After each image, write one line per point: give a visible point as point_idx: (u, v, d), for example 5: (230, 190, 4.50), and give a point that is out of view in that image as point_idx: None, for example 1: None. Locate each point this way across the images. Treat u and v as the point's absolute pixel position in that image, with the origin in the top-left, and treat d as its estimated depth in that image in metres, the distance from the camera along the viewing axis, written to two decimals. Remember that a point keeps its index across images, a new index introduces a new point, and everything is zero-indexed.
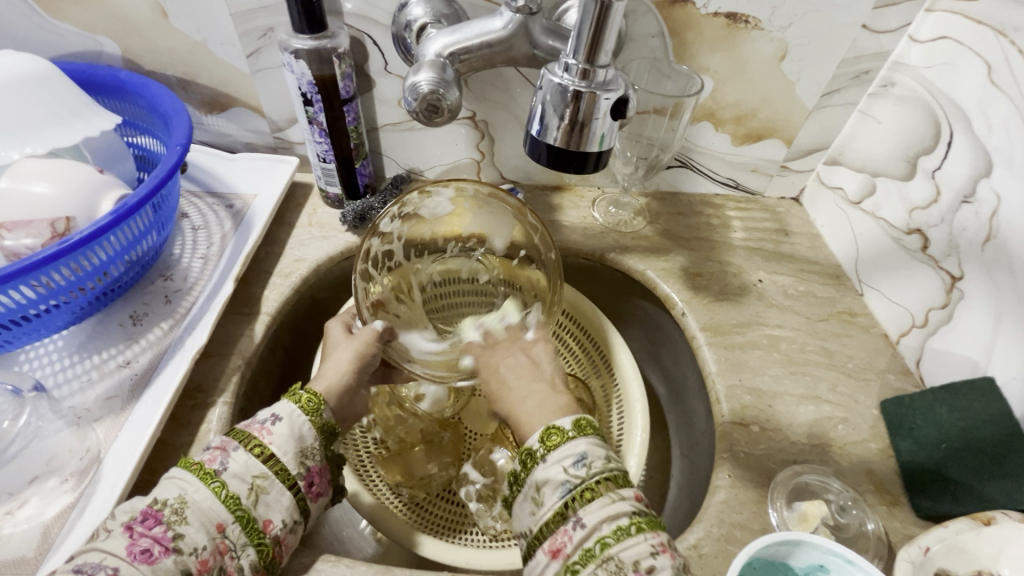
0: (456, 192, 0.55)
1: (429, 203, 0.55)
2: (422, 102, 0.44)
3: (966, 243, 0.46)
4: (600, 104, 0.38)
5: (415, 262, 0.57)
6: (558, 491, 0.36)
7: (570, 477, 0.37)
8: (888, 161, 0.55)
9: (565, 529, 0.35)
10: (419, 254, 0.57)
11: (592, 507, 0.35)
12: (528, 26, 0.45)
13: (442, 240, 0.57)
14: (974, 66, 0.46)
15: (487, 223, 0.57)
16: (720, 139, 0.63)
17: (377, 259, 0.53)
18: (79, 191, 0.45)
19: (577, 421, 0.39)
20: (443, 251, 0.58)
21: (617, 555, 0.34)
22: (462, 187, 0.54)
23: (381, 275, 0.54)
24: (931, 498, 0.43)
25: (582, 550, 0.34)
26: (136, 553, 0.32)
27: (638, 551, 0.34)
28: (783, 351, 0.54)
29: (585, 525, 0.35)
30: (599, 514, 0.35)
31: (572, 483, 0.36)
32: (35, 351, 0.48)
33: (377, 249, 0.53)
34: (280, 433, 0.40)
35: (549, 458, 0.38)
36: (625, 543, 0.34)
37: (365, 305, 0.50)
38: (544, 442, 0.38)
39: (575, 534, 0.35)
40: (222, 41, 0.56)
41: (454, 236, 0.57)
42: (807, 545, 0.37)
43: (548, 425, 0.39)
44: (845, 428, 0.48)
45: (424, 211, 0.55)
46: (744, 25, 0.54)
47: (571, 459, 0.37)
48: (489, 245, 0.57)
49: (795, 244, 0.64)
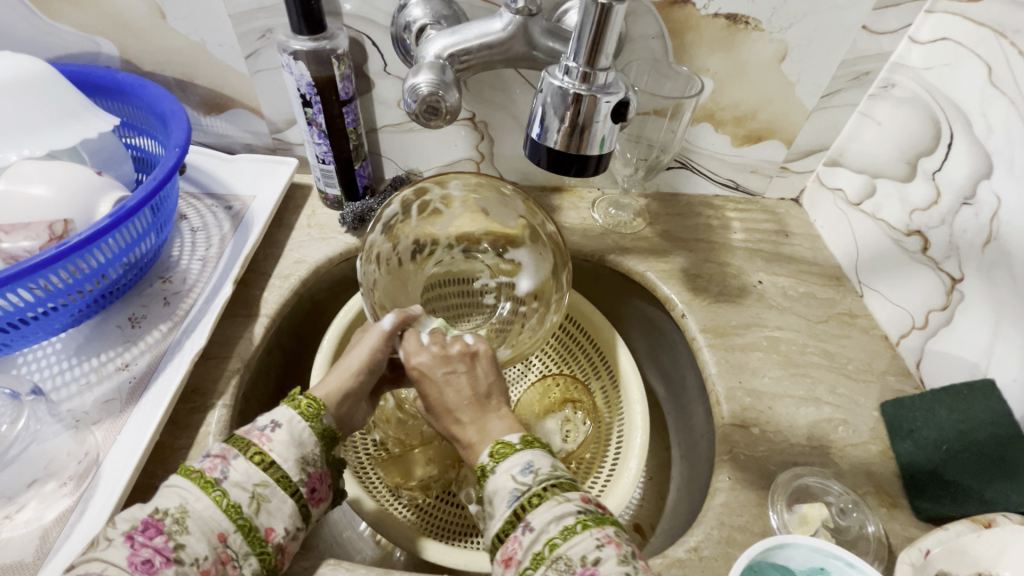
0: (526, 216, 0.56)
1: (500, 208, 0.57)
2: (422, 103, 0.44)
3: (966, 244, 0.46)
4: (601, 107, 0.37)
5: (448, 243, 0.58)
6: (507, 499, 0.36)
7: (519, 484, 0.37)
8: (888, 162, 0.55)
9: (515, 535, 0.35)
10: (455, 241, 0.59)
11: (540, 510, 0.35)
12: (528, 27, 0.45)
13: (482, 243, 0.58)
14: (974, 68, 0.46)
15: (531, 263, 0.57)
16: (719, 139, 0.63)
17: (423, 208, 0.56)
18: (77, 193, 0.45)
19: (523, 436, 0.40)
20: (474, 262, 0.59)
21: (565, 554, 0.33)
22: (533, 216, 0.55)
23: (418, 225, 0.56)
24: (931, 499, 0.43)
25: (532, 554, 0.34)
26: (137, 563, 0.32)
27: (585, 547, 0.33)
28: (783, 352, 0.54)
29: (534, 528, 0.34)
30: (547, 516, 0.35)
31: (520, 489, 0.37)
32: (33, 353, 0.48)
33: (429, 198, 0.55)
34: (280, 439, 0.39)
35: (497, 468, 0.38)
36: (572, 541, 0.33)
37: (382, 235, 0.53)
38: (492, 456, 0.39)
39: (524, 538, 0.34)
40: (221, 42, 0.56)
41: (497, 255, 0.59)
42: (807, 548, 0.37)
43: (497, 441, 0.40)
44: (846, 430, 0.48)
45: (485, 202, 0.57)
46: (744, 26, 0.54)
47: (517, 467, 0.38)
48: (518, 282, 0.58)
49: (794, 245, 0.64)
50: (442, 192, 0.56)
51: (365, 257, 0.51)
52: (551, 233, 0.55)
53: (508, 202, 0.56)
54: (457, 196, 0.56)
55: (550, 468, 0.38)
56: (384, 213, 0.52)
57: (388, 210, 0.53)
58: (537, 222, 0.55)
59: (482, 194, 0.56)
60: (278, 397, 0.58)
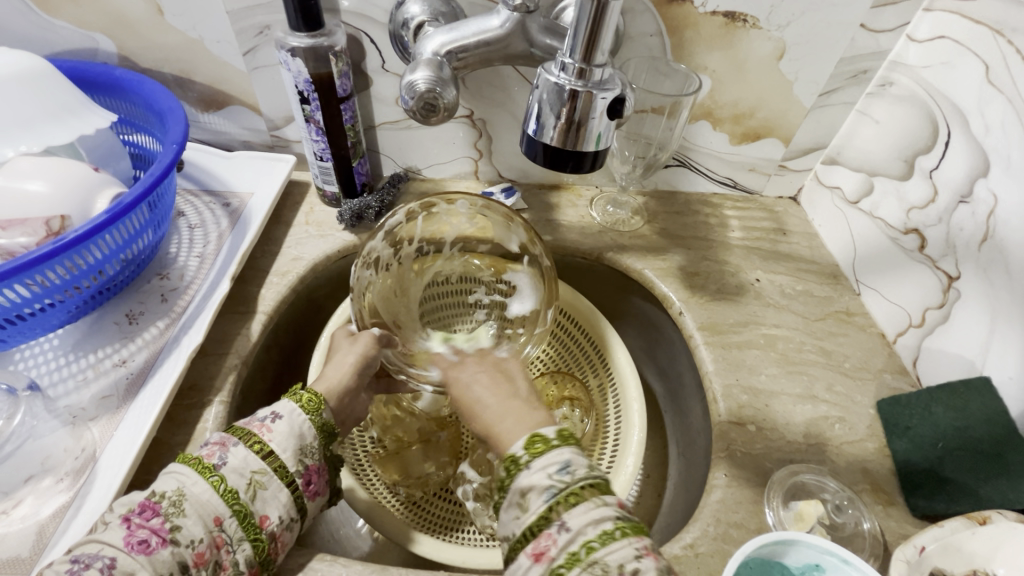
0: (525, 244, 0.55)
1: (502, 230, 0.56)
2: (420, 100, 0.44)
3: (963, 243, 0.46)
4: (597, 103, 0.37)
5: (449, 254, 0.58)
6: (543, 496, 0.35)
7: (556, 481, 0.35)
8: (886, 161, 0.55)
9: (549, 532, 0.34)
10: (456, 252, 0.58)
11: (577, 511, 0.34)
12: (525, 24, 0.45)
13: (482, 262, 0.58)
14: (972, 66, 0.46)
15: (527, 288, 0.56)
16: (718, 138, 0.63)
17: (429, 217, 0.55)
18: (74, 188, 0.45)
19: (560, 430, 0.38)
20: (473, 277, 0.59)
21: (602, 559, 0.32)
22: (532, 246, 0.55)
23: (422, 234, 0.56)
24: (927, 497, 0.43)
25: (567, 554, 0.33)
26: (133, 543, 0.32)
27: (623, 555, 0.32)
28: (780, 350, 0.54)
29: (570, 528, 0.33)
30: (584, 518, 0.33)
31: (557, 487, 0.35)
32: (30, 350, 0.48)
33: (434, 209, 0.55)
34: (279, 430, 0.40)
35: (533, 464, 0.36)
36: (611, 546, 0.33)
37: (384, 242, 0.53)
38: (528, 449, 0.37)
39: (559, 538, 0.33)
40: (218, 38, 0.56)
41: (495, 272, 0.58)
42: (802, 544, 0.37)
43: (532, 433, 0.38)
44: (842, 428, 0.48)
45: (492, 224, 0.56)
46: (743, 24, 0.54)
47: (555, 465, 0.36)
48: (512, 303, 0.57)
49: (792, 244, 0.64)
50: (448, 206, 0.56)
51: (362, 262, 0.52)
52: (546, 266, 0.55)
53: (510, 226, 0.56)
54: (465, 215, 0.56)
55: (588, 467, 0.36)
56: (388, 222, 0.53)
57: (393, 219, 0.53)
58: (534, 252, 0.55)
59: (486, 213, 0.56)
60: (275, 394, 0.58)
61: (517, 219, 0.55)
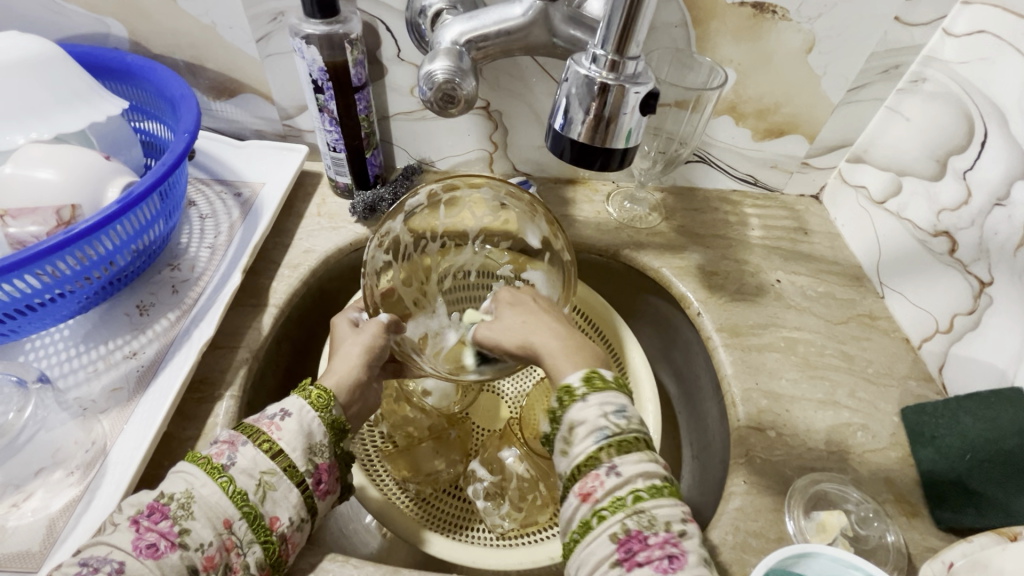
0: (547, 237, 0.53)
1: (524, 222, 0.54)
2: (438, 91, 0.43)
3: (997, 247, 0.45)
4: (628, 97, 0.36)
5: (472, 249, 0.56)
6: (593, 436, 0.35)
7: (610, 424, 0.35)
8: (915, 160, 0.53)
9: (597, 474, 0.34)
10: (478, 246, 0.56)
11: (629, 458, 0.34)
12: (548, 13, 0.43)
13: (502, 258, 0.56)
14: (1013, 61, 0.44)
15: (545, 287, 0.54)
16: (740, 133, 0.62)
17: (451, 205, 0.53)
18: (85, 177, 0.44)
19: (617, 376, 0.39)
20: (491, 271, 0.57)
21: (649, 511, 0.33)
22: (554, 240, 0.52)
23: (444, 225, 0.54)
24: (954, 509, 0.42)
25: (613, 497, 0.33)
26: (142, 547, 0.32)
27: (670, 514, 0.33)
28: (802, 354, 0.52)
29: (620, 473, 0.34)
30: (635, 468, 0.34)
31: (610, 430, 0.35)
32: (40, 340, 0.48)
33: (457, 194, 0.53)
34: (289, 428, 0.39)
35: (590, 399, 0.36)
36: (659, 501, 0.33)
37: (402, 224, 0.51)
38: (586, 383, 0.37)
39: (608, 480, 0.34)
40: (231, 24, 0.54)
41: (514, 267, 0.56)
42: (826, 557, 0.35)
43: (591, 370, 0.38)
44: (865, 435, 0.47)
45: (513, 211, 0.54)
46: (771, 15, 0.52)
47: (612, 407, 0.36)
48: None
49: (813, 244, 0.63)
50: (470, 192, 0.53)
51: (377, 243, 0.49)
52: (567, 262, 0.52)
53: (532, 218, 0.53)
54: (487, 196, 0.53)
55: (639, 421, 0.37)
56: (410, 203, 0.50)
57: (415, 200, 0.50)
58: (556, 247, 0.52)
59: (508, 203, 0.53)
60: (286, 387, 0.58)
61: (540, 208, 0.51)
